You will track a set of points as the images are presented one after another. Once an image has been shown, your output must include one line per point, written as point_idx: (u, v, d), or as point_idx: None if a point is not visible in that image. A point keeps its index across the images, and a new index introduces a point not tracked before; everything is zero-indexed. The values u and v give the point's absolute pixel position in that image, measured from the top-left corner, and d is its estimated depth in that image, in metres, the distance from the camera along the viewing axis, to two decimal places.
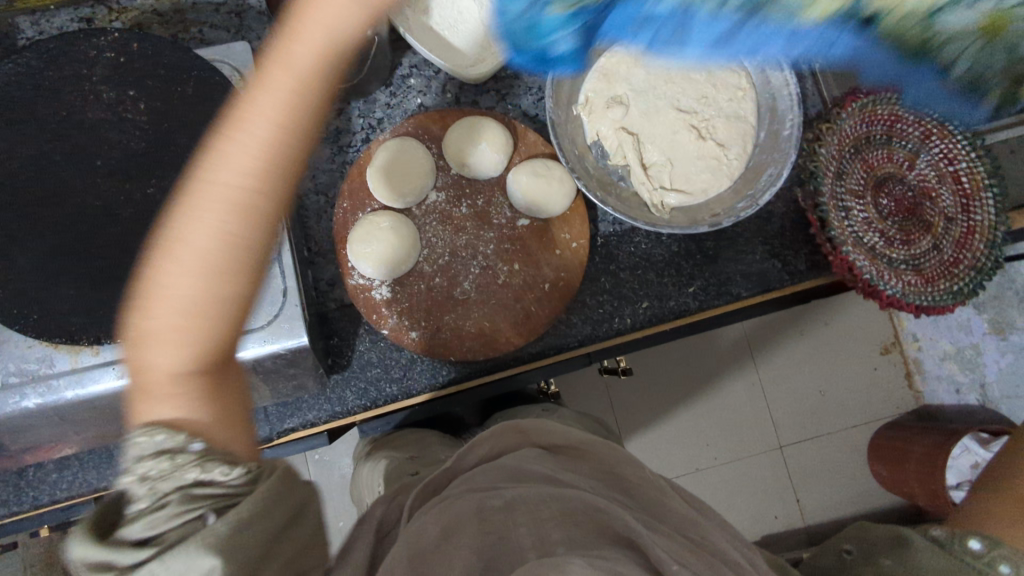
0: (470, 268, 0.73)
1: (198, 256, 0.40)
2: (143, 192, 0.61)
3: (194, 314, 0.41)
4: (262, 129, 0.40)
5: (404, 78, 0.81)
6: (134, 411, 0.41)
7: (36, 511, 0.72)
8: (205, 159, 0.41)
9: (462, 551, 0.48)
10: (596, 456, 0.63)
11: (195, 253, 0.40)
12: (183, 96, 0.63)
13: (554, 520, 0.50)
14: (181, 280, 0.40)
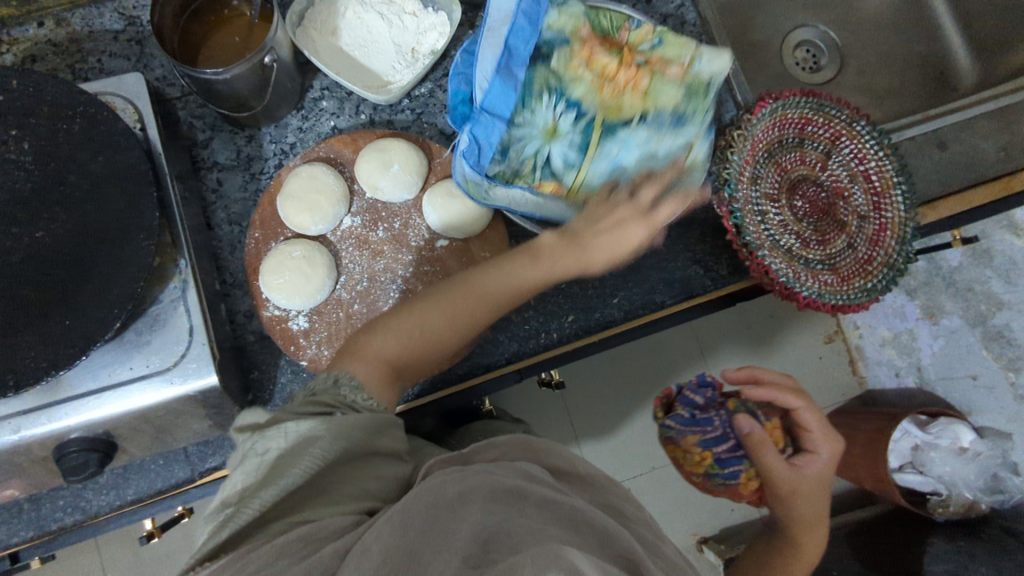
0: (389, 292, 0.72)
1: (425, 332, 0.63)
2: (31, 236, 0.59)
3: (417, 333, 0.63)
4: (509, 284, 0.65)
5: (316, 101, 0.79)
6: (342, 357, 0.59)
7: None
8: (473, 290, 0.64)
9: (469, 518, 0.42)
10: (596, 485, 0.57)
11: (425, 330, 0.63)
12: (70, 134, 0.61)
13: (562, 524, 0.43)
14: (424, 318, 0.63)
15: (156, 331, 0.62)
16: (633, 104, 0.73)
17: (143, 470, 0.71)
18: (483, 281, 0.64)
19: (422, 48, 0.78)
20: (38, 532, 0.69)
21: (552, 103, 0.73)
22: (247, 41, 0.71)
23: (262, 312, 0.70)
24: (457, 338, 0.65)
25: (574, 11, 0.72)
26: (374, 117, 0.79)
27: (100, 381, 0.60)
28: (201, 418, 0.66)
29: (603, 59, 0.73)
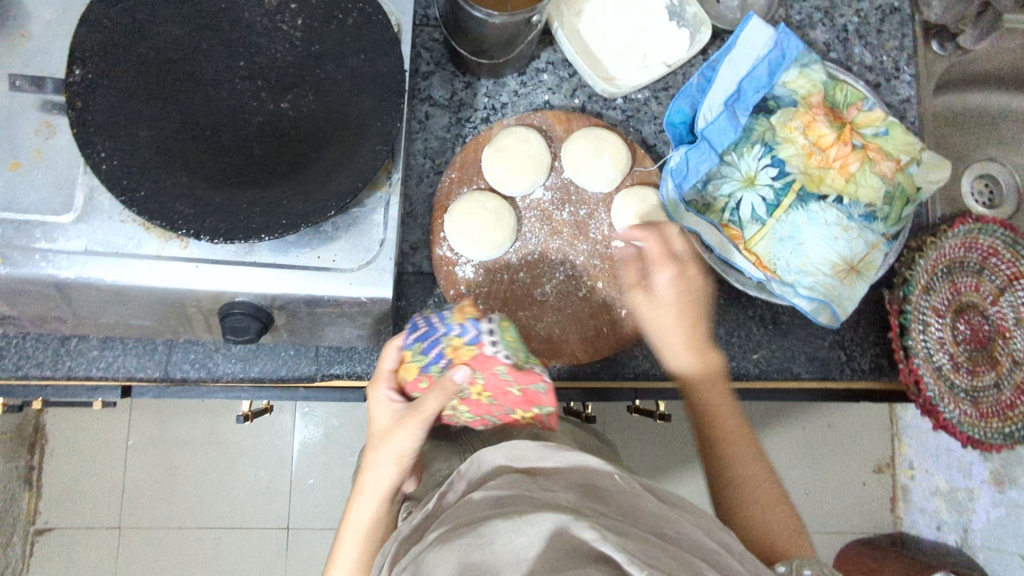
0: (555, 273, 0.73)
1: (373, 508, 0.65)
2: (276, 105, 0.61)
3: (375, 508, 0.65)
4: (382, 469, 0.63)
5: (539, 71, 0.80)
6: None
7: (66, 381, 0.71)
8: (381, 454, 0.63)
9: None
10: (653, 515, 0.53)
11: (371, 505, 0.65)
12: (341, 26, 0.63)
13: None
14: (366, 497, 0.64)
15: (350, 230, 0.64)
16: (837, 180, 0.73)
17: (273, 354, 0.73)
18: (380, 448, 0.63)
19: (654, 57, 0.78)
20: (163, 375, 0.72)
21: (760, 154, 0.74)
22: None
23: (436, 248, 0.72)
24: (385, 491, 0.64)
25: (815, 77, 0.76)
26: (586, 104, 0.80)
27: (285, 258, 0.63)
28: (353, 325, 0.68)
29: (825, 128, 0.74)
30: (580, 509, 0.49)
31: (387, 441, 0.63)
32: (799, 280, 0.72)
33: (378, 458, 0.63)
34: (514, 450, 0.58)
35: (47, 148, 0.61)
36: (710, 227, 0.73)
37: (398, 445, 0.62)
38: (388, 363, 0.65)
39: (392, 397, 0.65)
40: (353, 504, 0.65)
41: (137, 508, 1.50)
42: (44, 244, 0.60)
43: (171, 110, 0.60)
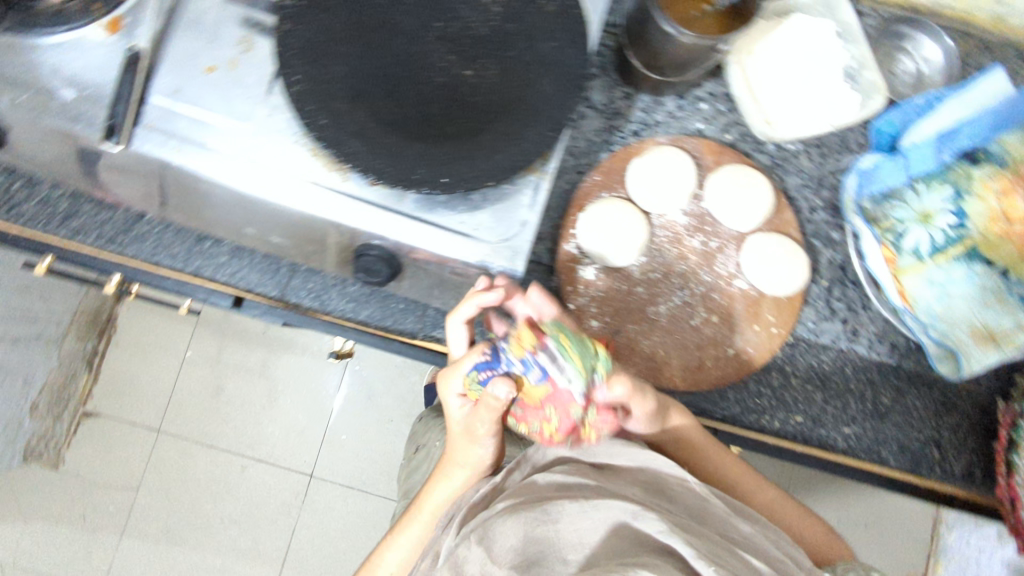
0: (673, 295, 0.74)
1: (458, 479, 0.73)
2: (460, 71, 0.63)
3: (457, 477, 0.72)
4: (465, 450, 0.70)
5: (698, 99, 0.81)
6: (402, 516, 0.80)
7: (193, 277, 0.75)
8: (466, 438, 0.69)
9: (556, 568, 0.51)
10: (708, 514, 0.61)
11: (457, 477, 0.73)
12: (541, 11, 0.65)
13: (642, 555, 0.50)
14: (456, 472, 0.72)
15: (497, 205, 0.65)
16: (1013, 254, 0.71)
17: (383, 303, 0.76)
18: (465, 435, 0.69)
19: (820, 113, 0.76)
20: (279, 294, 0.75)
21: (947, 196, 0.73)
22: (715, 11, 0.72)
23: (563, 243, 0.73)
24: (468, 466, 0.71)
25: None
26: (737, 142, 0.81)
27: (432, 216, 0.65)
28: (471, 295, 0.70)
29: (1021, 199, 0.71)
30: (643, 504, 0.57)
31: (468, 429, 0.68)
32: (938, 325, 0.73)
33: (456, 450, 0.71)
34: (576, 444, 0.65)
35: (241, 60, 0.64)
36: (873, 237, 0.75)
37: (475, 451, 0.70)
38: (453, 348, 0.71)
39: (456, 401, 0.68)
40: (435, 482, 0.75)
41: (179, 417, 1.55)
42: (217, 147, 0.63)
43: (365, 52, 0.63)
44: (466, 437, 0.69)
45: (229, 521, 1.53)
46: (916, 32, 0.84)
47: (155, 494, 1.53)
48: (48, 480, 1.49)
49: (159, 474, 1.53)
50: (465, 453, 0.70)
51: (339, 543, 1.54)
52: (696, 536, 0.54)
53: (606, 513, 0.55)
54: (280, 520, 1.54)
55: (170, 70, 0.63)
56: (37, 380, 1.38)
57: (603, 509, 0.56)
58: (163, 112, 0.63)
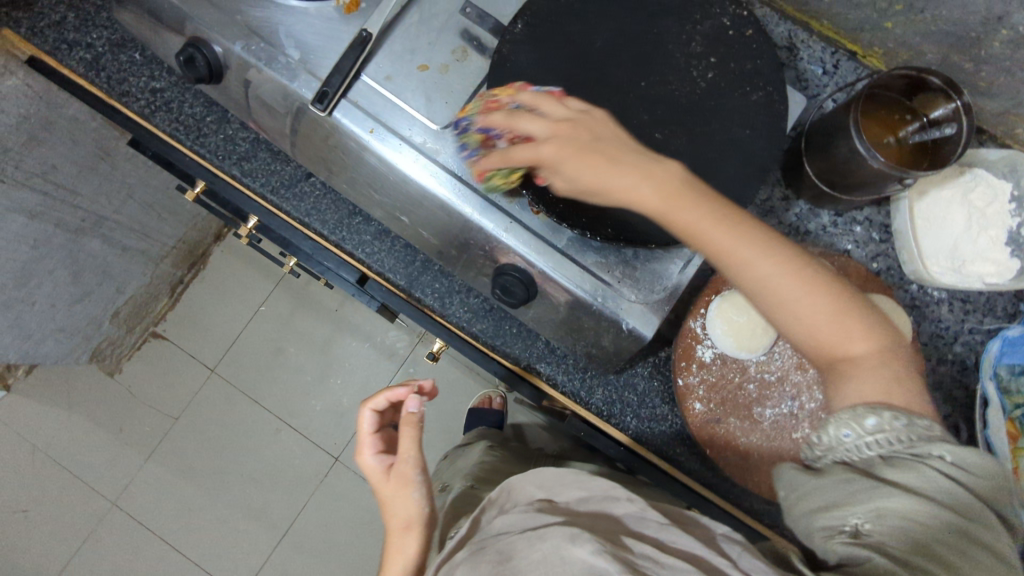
0: (782, 402, 0.71)
1: (408, 546, 0.73)
2: (651, 132, 0.65)
3: (409, 535, 0.73)
4: (404, 508, 0.74)
5: (854, 221, 0.81)
6: None
7: (333, 246, 0.78)
8: (396, 494, 0.74)
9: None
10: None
11: (405, 547, 0.73)
12: (745, 98, 0.66)
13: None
14: (404, 542, 0.73)
15: (646, 264, 0.67)
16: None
17: (498, 322, 0.78)
18: (394, 491, 0.74)
19: (974, 268, 0.76)
20: (405, 285, 0.78)
21: None
22: (902, 145, 0.73)
23: (690, 319, 0.74)
24: (412, 518, 0.73)
25: None
26: (882, 273, 0.81)
27: (582, 256, 0.66)
28: (591, 341, 0.71)
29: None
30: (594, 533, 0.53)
31: (399, 479, 0.74)
32: None
33: (394, 509, 0.74)
34: (534, 476, 0.66)
35: (454, 67, 0.68)
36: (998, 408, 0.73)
37: (407, 501, 0.74)
38: (368, 427, 0.77)
39: (375, 462, 0.76)
40: (386, 561, 0.73)
41: (234, 363, 1.59)
42: (407, 137, 0.67)
43: (568, 91, 0.65)
44: (395, 490, 0.74)
45: (249, 477, 1.55)
46: None
47: (191, 429, 1.56)
48: (101, 385, 1.55)
49: (200, 412, 1.57)
50: (403, 513, 0.73)
51: (342, 533, 1.53)
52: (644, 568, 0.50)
53: (548, 543, 0.52)
54: (295, 493, 1.55)
55: (391, 59, 0.68)
56: (127, 290, 1.45)
57: (549, 539, 0.53)
58: (370, 91, 0.67)
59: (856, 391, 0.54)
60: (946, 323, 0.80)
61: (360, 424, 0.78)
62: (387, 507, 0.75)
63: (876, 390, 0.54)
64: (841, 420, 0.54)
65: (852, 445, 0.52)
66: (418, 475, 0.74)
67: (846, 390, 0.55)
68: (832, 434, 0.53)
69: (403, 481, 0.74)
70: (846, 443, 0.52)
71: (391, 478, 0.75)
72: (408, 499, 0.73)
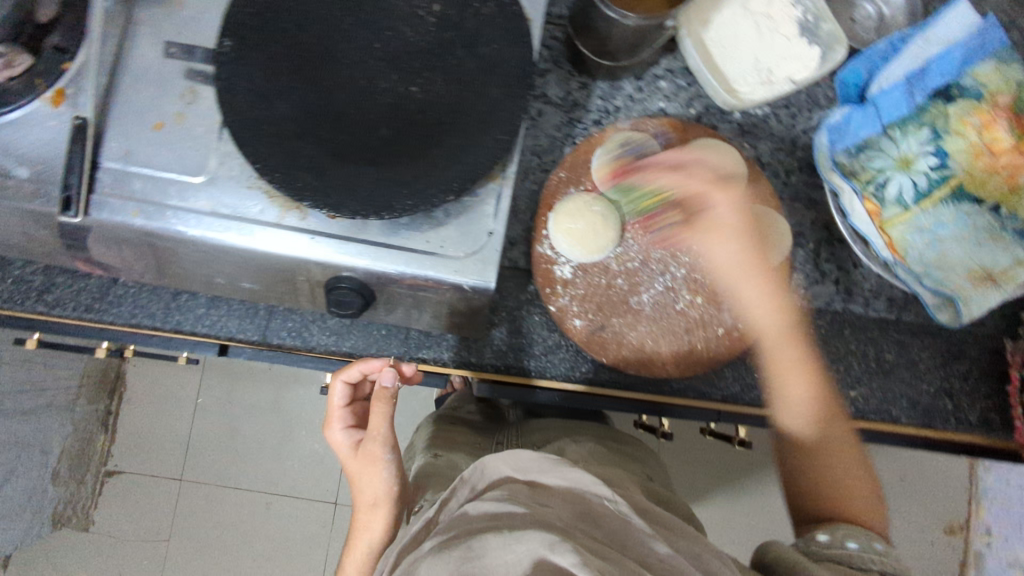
0: (654, 282, 0.72)
1: (386, 500, 0.74)
2: (406, 88, 0.62)
3: (374, 506, 0.75)
4: (379, 474, 0.74)
5: (656, 78, 0.79)
6: None
7: (174, 334, 0.74)
8: (371, 458, 0.73)
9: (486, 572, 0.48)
10: None
11: (378, 509, 0.74)
12: (477, 16, 0.64)
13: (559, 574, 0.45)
14: (376, 516, 0.74)
15: (461, 218, 0.64)
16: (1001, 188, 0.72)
17: (366, 332, 0.76)
18: (365, 472, 0.74)
19: (779, 72, 0.73)
20: (260, 339, 0.75)
21: (926, 137, 0.74)
22: None
23: (536, 245, 0.72)
24: (382, 489, 0.74)
25: (1013, 74, 0.71)
26: (702, 116, 0.79)
27: (396, 238, 0.63)
28: (450, 312, 0.69)
29: (1006, 131, 0.72)
30: (566, 529, 0.52)
31: (373, 443, 0.73)
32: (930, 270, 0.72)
33: (363, 485, 0.74)
34: (516, 465, 0.64)
35: (188, 112, 0.64)
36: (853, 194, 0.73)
37: (374, 480, 0.74)
38: (338, 402, 0.77)
39: (344, 436, 0.77)
40: (356, 533, 0.76)
41: (198, 463, 1.55)
42: (177, 202, 0.63)
43: (304, 84, 0.61)
44: (367, 464, 0.74)
45: (263, 559, 1.54)
46: None
47: (189, 541, 1.53)
48: (83, 543, 1.50)
49: (188, 523, 1.54)
50: (377, 480, 0.74)
51: None
52: (619, 560, 0.49)
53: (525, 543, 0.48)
54: (314, 551, 1.55)
55: (121, 134, 0.63)
56: None
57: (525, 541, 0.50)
58: (117, 176, 0.62)
59: (846, 525, 0.58)
60: (779, 136, 0.79)
61: (332, 397, 0.77)
62: (356, 481, 0.76)
63: (849, 523, 0.59)
64: (851, 532, 0.57)
65: (859, 554, 0.54)
66: (387, 452, 0.73)
67: (838, 526, 0.59)
68: (840, 540, 0.56)
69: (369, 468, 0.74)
70: (851, 548, 0.55)
71: (355, 462, 0.75)
72: (378, 474, 0.74)
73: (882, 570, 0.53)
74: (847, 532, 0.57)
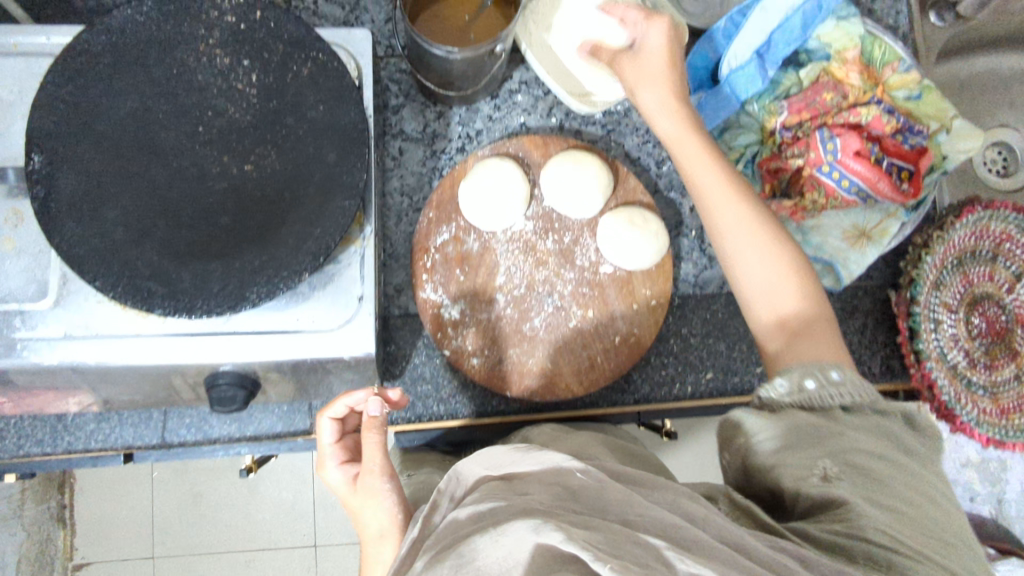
0: (544, 304, 0.71)
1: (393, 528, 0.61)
2: (240, 167, 0.59)
3: (380, 536, 0.61)
4: (383, 502, 0.61)
5: (512, 93, 0.78)
6: None
7: (68, 456, 0.72)
8: (368, 486, 0.61)
9: None
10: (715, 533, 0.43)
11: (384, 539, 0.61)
12: (297, 79, 0.61)
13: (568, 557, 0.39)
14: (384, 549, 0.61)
15: (327, 288, 0.62)
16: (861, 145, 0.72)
17: (268, 410, 0.74)
18: (363, 509, 0.61)
19: None
20: (160, 441, 0.73)
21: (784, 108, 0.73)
22: (476, 20, 0.69)
23: (419, 292, 0.70)
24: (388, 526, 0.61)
25: (853, 30, 0.72)
26: (564, 122, 0.78)
27: (266, 322, 0.61)
28: (344, 379, 0.67)
29: (856, 84, 0.73)
30: (549, 510, 0.42)
31: (367, 475, 0.61)
32: (809, 240, 0.72)
33: (363, 521, 0.61)
34: (489, 462, 0.53)
35: (16, 237, 0.60)
36: None
37: (375, 514, 0.60)
38: (327, 439, 0.66)
39: (340, 474, 0.65)
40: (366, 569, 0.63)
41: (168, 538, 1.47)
42: (23, 331, 0.59)
43: (131, 186, 0.58)
44: (362, 498, 0.61)
45: None
46: None
47: None
48: None
49: None
50: (381, 510, 0.61)
51: None
52: (607, 528, 0.41)
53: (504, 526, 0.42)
54: None
55: None
56: (9, 560, 1.32)
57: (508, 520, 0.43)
58: None
59: (811, 353, 0.57)
60: (645, 128, 0.79)
61: (320, 436, 0.66)
62: (356, 517, 0.63)
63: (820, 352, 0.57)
64: (803, 370, 0.55)
65: (819, 393, 0.54)
66: (383, 482, 0.61)
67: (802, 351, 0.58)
68: (797, 384, 0.55)
69: (367, 504, 0.61)
70: (804, 391, 0.55)
71: (353, 498, 0.63)
72: (381, 507, 0.60)
73: (845, 402, 0.53)
74: (802, 373, 0.56)
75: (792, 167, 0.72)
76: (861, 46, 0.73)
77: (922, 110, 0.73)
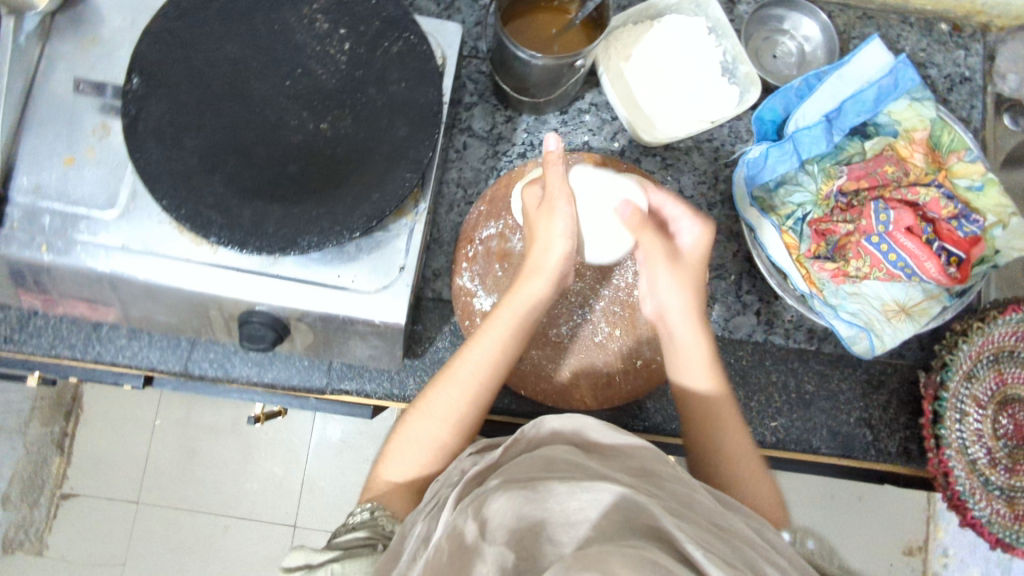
0: (574, 314, 0.73)
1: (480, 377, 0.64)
2: (317, 124, 0.63)
3: (472, 379, 0.64)
4: (493, 346, 0.64)
5: (581, 112, 0.81)
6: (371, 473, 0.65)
7: (94, 366, 0.75)
8: (500, 320, 0.64)
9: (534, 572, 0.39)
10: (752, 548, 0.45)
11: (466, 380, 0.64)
12: (386, 54, 0.65)
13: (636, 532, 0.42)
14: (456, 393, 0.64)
15: (373, 252, 0.64)
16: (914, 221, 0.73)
17: (288, 363, 0.76)
18: (485, 336, 0.64)
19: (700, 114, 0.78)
20: (182, 370, 0.75)
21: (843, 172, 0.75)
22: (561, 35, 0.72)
23: (456, 278, 0.73)
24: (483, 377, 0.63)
25: (924, 112, 0.75)
26: (626, 149, 0.81)
27: (307, 273, 0.63)
28: (367, 345, 0.69)
29: (920, 164, 0.74)
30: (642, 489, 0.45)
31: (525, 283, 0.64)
32: (847, 306, 0.72)
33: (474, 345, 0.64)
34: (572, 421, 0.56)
35: (100, 147, 0.64)
36: (772, 228, 0.74)
37: (487, 341, 0.64)
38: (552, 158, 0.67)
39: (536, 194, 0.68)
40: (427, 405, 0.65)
41: (156, 487, 1.42)
42: (86, 236, 0.62)
43: (215, 121, 0.62)
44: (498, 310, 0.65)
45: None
46: (789, 10, 0.84)
47: (145, 573, 1.40)
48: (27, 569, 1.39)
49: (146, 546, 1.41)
50: (491, 360, 0.63)
51: None
52: (692, 521, 0.45)
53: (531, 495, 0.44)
54: None
55: (30, 169, 0.63)
56: None
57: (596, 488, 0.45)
58: (32, 213, 0.62)
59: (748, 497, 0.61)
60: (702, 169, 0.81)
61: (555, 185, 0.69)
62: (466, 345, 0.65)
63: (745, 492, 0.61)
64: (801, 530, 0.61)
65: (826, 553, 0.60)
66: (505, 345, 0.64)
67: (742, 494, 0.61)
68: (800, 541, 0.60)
69: (488, 340, 0.64)
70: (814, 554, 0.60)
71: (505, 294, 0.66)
72: (488, 360, 0.63)
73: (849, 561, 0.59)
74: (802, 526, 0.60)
75: (842, 231, 0.73)
76: (929, 128, 0.75)
77: (981, 201, 0.74)
